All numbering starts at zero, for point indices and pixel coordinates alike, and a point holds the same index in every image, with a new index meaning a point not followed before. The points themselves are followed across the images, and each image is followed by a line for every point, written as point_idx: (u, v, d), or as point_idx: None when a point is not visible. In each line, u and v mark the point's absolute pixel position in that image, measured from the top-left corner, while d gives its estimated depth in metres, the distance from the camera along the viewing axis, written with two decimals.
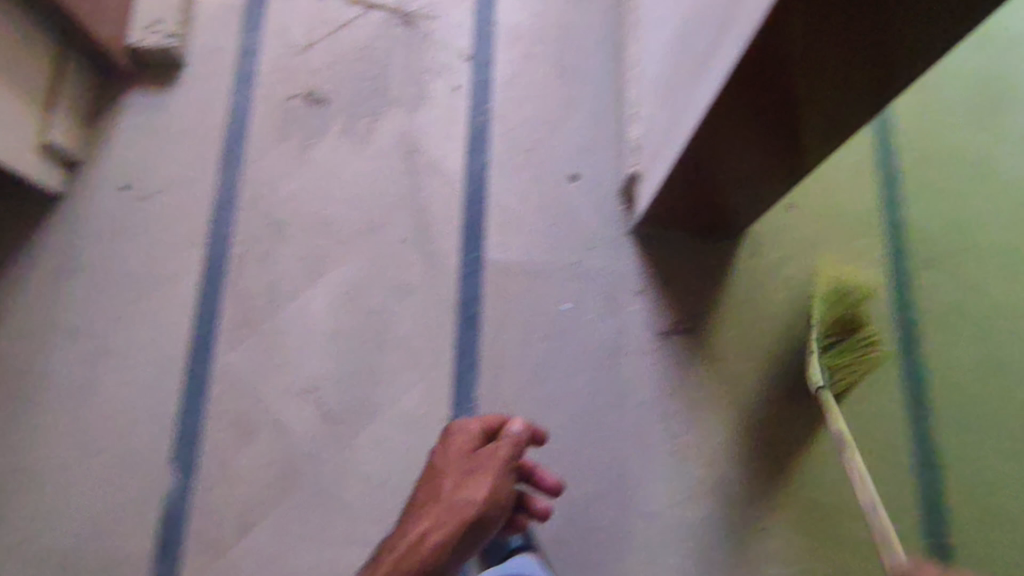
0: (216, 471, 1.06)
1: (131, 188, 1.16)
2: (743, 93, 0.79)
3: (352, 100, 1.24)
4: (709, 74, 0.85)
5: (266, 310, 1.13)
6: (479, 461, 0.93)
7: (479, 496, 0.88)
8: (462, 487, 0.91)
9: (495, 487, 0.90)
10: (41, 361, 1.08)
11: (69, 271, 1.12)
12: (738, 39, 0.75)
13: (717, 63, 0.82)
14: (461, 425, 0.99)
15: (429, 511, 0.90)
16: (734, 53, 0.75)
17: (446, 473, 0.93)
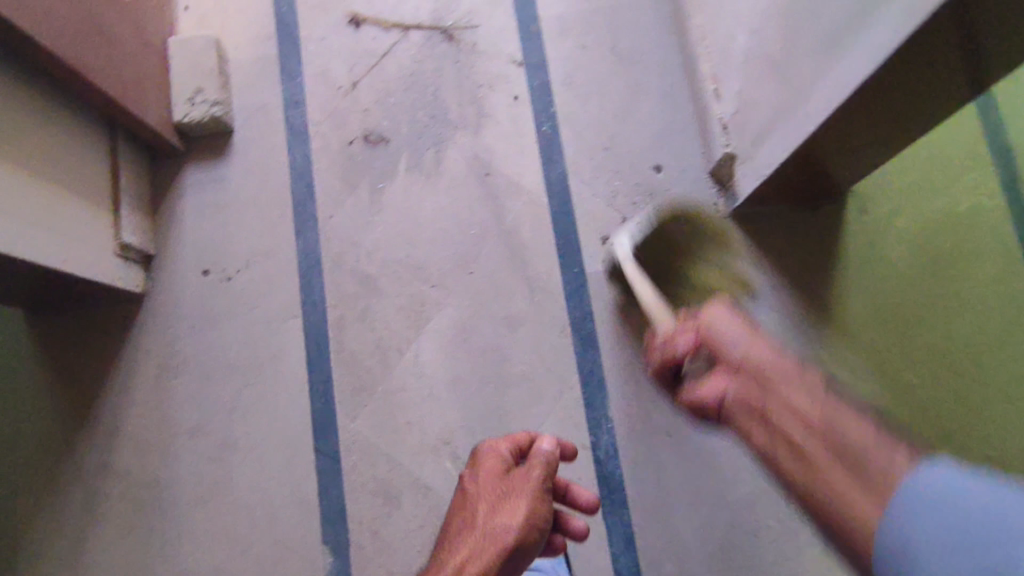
0: (370, 543, 1.04)
1: (212, 272, 1.12)
2: (872, 98, 0.74)
3: (412, 131, 1.18)
4: (848, 49, 0.73)
5: (379, 370, 1.09)
6: (512, 485, 0.84)
7: (518, 526, 0.79)
8: (501, 515, 0.80)
9: (535, 513, 0.81)
10: (170, 467, 1.06)
11: (172, 370, 1.09)
12: (869, 44, 0.69)
13: (867, 35, 0.69)
14: (486, 447, 0.90)
15: (464, 541, 0.80)
16: (904, 20, 0.63)
17: (478, 500, 0.84)
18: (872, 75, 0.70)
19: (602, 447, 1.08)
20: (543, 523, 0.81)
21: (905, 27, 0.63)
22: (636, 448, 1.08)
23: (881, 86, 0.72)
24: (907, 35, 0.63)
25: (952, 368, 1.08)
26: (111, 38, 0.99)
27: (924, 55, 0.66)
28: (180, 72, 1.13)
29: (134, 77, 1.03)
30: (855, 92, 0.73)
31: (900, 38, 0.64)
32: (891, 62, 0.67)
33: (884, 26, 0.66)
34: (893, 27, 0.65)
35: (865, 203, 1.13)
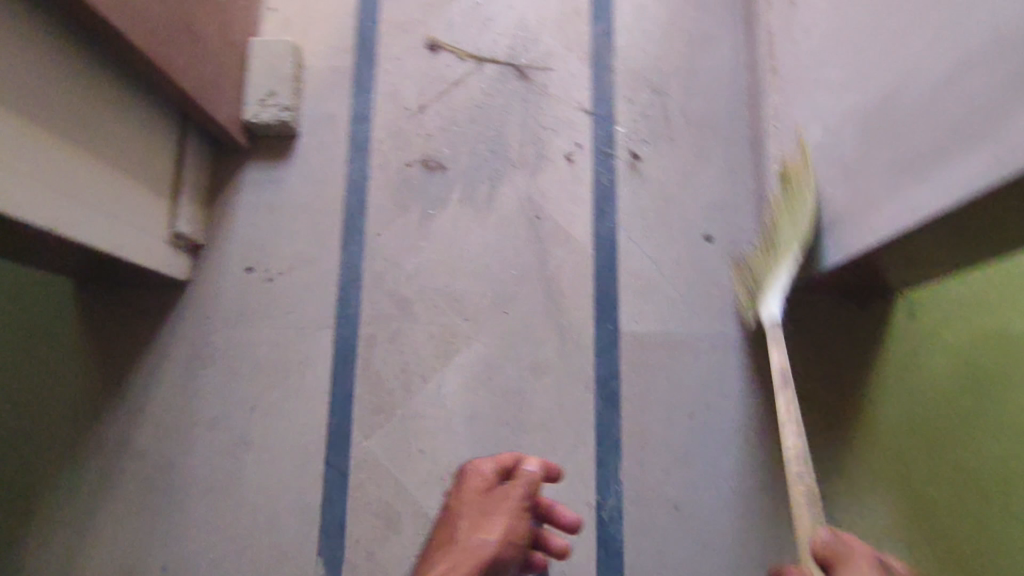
0: (364, 564, 1.05)
1: (255, 270, 1.15)
2: (946, 228, 0.72)
3: (470, 163, 1.19)
4: (926, 177, 0.71)
5: (400, 393, 1.10)
6: (491, 502, 0.88)
7: (496, 538, 0.82)
8: (481, 530, 0.84)
9: (515, 529, 0.84)
10: (184, 454, 1.08)
11: (202, 360, 1.11)
12: (954, 176, 0.67)
13: (952, 168, 0.67)
14: (473, 467, 0.94)
15: (445, 554, 0.83)
16: (996, 165, 0.61)
17: (460, 516, 0.87)
18: (949, 210, 0.68)
19: (606, 508, 1.07)
20: (521, 536, 0.85)
21: (991, 175, 0.62)
22: (642, 516, 1.06)
23: (957, 221, 0.70)
24: (995, 183, 0.61)
25: (978, 494, 1.00)
26: (196, 38, 1.02)
27: (1008, 205, 0.64)
28: (258, 74, 1.16)
29: (213, 77, 1.06)
30: (929, 222, 0.71)
31: (989, 182, 0.62)
32: (971, 203, 0.65)
33: (967, 168, 0.65)
34: (977, 171, 0.63)
35: (915, 308, 1.09)
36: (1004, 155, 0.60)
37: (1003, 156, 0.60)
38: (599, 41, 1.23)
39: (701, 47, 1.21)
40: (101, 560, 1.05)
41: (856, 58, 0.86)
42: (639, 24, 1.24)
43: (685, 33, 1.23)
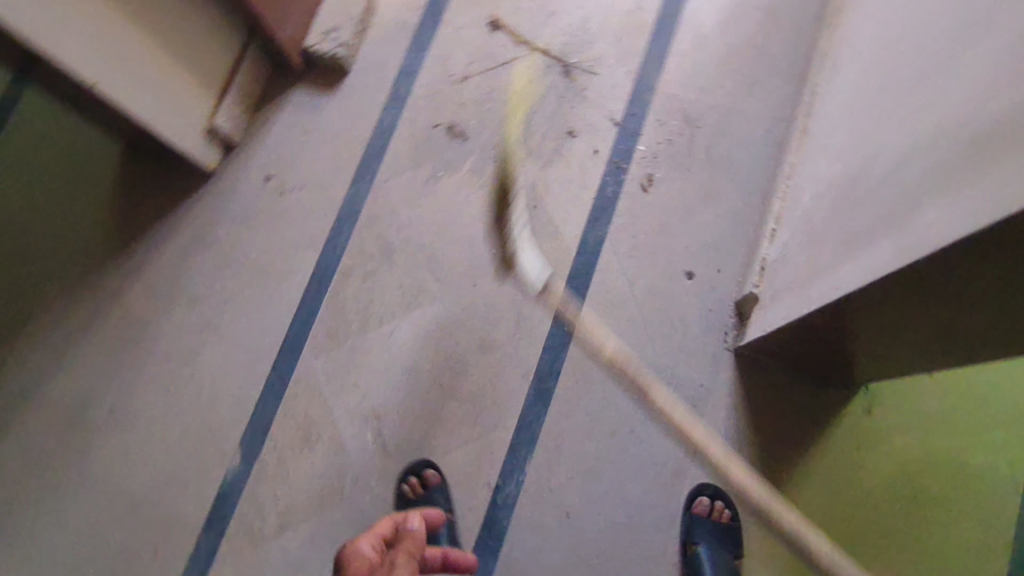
0: (273, 467, 1.13)
1: (272, 180, 1.25)
2: (867, 307, 0.71)
3: (490, 140, 1.24)
4: (853, 257, 0.71)
5: (356, 327, 1.17)
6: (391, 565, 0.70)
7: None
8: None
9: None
10: (160, 320, 1.20)
11: (202, 244, 1.23)
12: (875, 256, 0.66)
13: (875, 249, 0.67)
14: (349, 550, 0.74)
15: None
16: (905, 252, 0.60)
17: None
18: (859, 291, 0.68)
19: (503, 495, 1.10)
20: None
21: (892, 263, 0.62)
22: (534, 513, 1.09)
23: (871, 304, 0.69)
24: (897, 267, 0.60)
25: None
26: None
27: (917, 297, 0.64)
28: (329, 12, 1.28)
29: None
30: (847, 294, 0.70)
31: (895, 265, 0.61)
32: (877, 286, 0.65)
33: (878, 251, 0.65)
34: (885, 257, 0.64)
35: (873, 405, 1.09)
36: (907, 246, 0.61)
37: (910, 246, 0.60)
38: (649, 60, 1.25)
39: (745, 94, 1.22)
40: (59, 387, 1.17)
41: (856, 130, 0.84)
42: (694, 54, 1.24)
43: (736, 74, 1.23)
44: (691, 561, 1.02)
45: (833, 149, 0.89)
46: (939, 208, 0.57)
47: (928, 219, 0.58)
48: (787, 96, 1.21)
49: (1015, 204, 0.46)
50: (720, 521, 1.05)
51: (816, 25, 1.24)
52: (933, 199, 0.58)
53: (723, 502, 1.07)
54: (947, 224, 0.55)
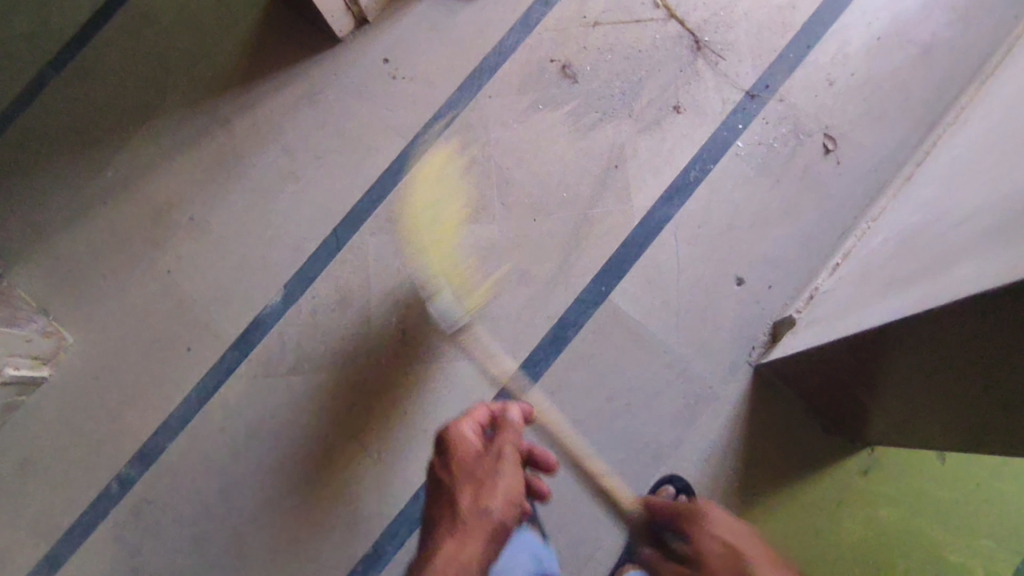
0: (306, 316, 1.23)
1: (389, 64, 1.30)
2: (894, 348, 0.72)
3: (598, 91, 1.25)
4: (890, 295, 0.74)
5: (416, 220, 1.25)
6: (498, 480, 0.88)
7: (498, 507, 0.86)
8: (482, 499, 0.86)
9: (514, 490, 0.89)
10: (254, 156, 1.30)
11: (311, 100, 1.31)
12: (918, 294, 0.67)
13: (919, 288, 0.67)
14: (501, 487, 0.88)
15: (441, 522, 0.85)
16: (943, 293, 0.61)
17: (481, 490, 0.87)
18: (883, 325, 0.71)
19: None
20: (519, 500, 0.89)
21: (913, 307, 0.65)
22: None
23: (893, 344, 0.72)
24: (932, 306, 0.61)
25: None
26: None
27: (925, 358, 0.68)
28: None
29: None
30: (882, 327, 0.70)
31: (931, 303, 0.62)
32: (902, 325, 0.67)
33: (919, 291, 0.66)
34: (921, 296, 0.65)
35: (875, 467, 1.07)
36: (933, 294, 0.63)
37: (947, 289, 0.61)
38: (782, 62, 1.21)
39: (865, 126, 1.17)
40: (153, 182, 1.30)
41: (951, 185, 0.80)
42: (829, 70, 1.20)
43: (864, 103, 1.18)
44: (637, 536, 1.06)
45: (923, 198, 0.87)
46: (987, 255, 0.57)
47: (959, 273, 0.61)
48: (908, 140, 1.16)
49: None
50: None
51: (969, 78, 1.16)
52: (978, 254, 0.59)
53: (687, 499, 1.08)
54: (977, 278, 0.56)
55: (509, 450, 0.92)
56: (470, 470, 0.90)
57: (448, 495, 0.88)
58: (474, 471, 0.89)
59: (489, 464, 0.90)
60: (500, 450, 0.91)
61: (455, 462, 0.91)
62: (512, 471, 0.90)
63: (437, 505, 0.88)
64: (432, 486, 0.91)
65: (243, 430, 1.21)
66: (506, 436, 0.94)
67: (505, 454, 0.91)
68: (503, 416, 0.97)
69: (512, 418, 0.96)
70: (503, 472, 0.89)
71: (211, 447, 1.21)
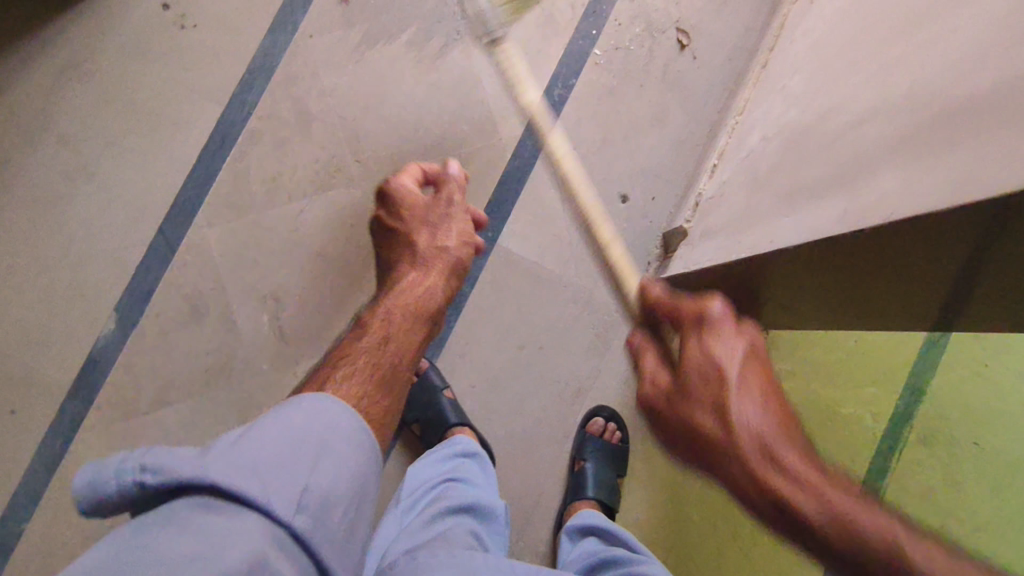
0: (154, 338, 1.03)
1: (171, 11, 1.06)
2: (800, 271, 0.69)
3: (435, 12, 1.10)
4: (793, 208, 0.71)
5: (260, 199, 1.06)
6: (448, 222, 0.87)
7: (453, 246, 0.85)
8: (438, 237, 0.85)
9: (466, 233, 0.88)
10: (24, 156, 1.03)
11: (79, 72, 1.04)
12: (830, 210, 0.63)
13: (827, 203, 0.64)
14: (457, 227, 0.87)
15: (402, 262, 0.84)
16: (860, 212, 0.58)
17: (437, 231, 0.86)
18: (793, 248, 0.68)
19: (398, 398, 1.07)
20: (473, 241, 0.89)
21: (827, 230, 0.62)
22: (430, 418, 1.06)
23: (796, 266, 0.69)
24: (849, 232, 0.58)
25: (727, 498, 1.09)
26: None
27: (837, 278, 0.65)
28: None
29: None
30: (791, 250, 0.67)
31: (850, 226, 0.59)
32: (812, 249, 0.64)
33: (828, 210, 0.63)
34: (833, 216, 0.62)
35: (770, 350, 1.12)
36: (852, 210, 0.60)
37: (864, 206, 0.58)
38: None
39: (713, 14, 1.14)
40: None
41: (819, 75, 0.79)
42: None
43: None
44: (577, 475, 1.05)
45: (792, 90, 0.86)
46: (901, 168, 0.54)
47: (881, 186, 0.56)
48: (755, 23, 1.15)
49: (971, 189, 0.45)
50: (610, 442, 1.07)
51: None
52: (891, 164, 0.56)
53: (616, 425, 1.09)
54: (899, 196, 0.53)
55: (457, 198, 0.91)
56: (421, 214, 0.88)
57: (401, 237, 0.87)
58: (424, 217, 0.87)
59: (440, 210, 0.89)
60: (450, 193, 0.90)
61: (404, 210, 0.88)
62: (462, 217, 0.89)
63: (392, 247, 0.87)
64: (385, 235, 0.89)
65: None
66: (450, 184, 0.91)
67: (454, 204, 0.89)
68: (445, 170, 0.94)
69: (453, 171, 0.93)
70: (454, 217, 0.88)
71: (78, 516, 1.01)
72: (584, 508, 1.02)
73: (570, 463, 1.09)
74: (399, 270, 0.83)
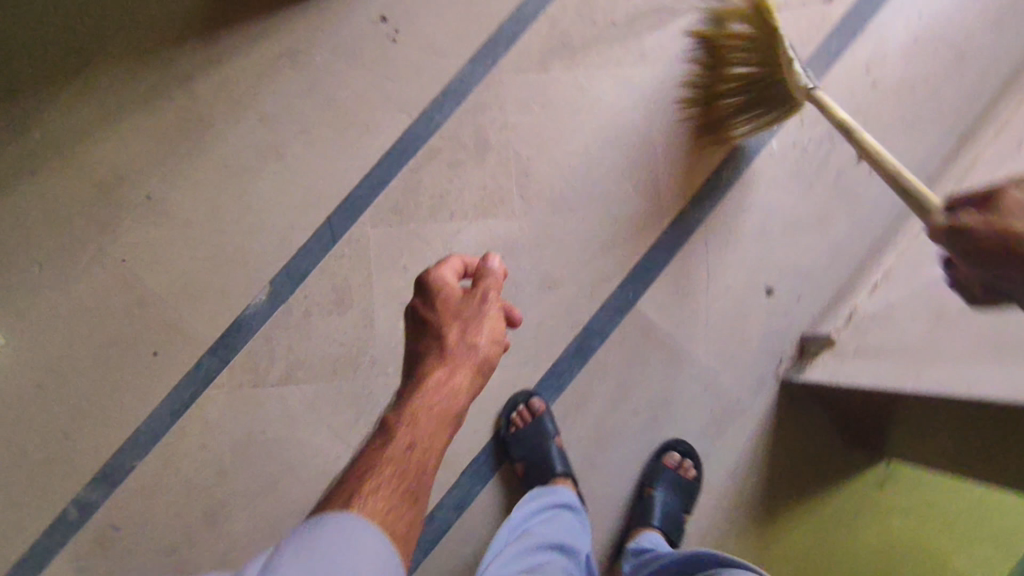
0: (297, 317, 1.09)
1: (386, 23, 1.13)
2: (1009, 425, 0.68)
3: (626, 74, 1.14)
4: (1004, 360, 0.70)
5: (424, 212, 1.11)
6: (481, 314, 0.74)
7: (484, 344, 0.72)
8: (468, 334, 0.72)
9: (499, 330, 0.74)
10: (226, 124, 1.11)
11: (292, 60, 1.12)
12: None
13: None
14: (488, 322, 0.74)
15: (425, 366, 0.71)
16: None
17: (468, 331, 0.72)
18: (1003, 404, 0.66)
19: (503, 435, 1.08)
20: (504, 342, 0.75)
21: None
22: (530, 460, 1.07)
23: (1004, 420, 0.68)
24: None
25: None
26: None
27: None
28: None
29: None
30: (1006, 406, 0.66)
31: None
32: None
33: None
34: None
35: (887, 482, 1.09)
36: None
37: None
38: (820, 57, 1.15)
39: (897, 133, 1.14)
40: (103, 153, 1.10)
41: None
42: (870, 69, 1.15)
43: (899, 109, 1.15)
44: (646, 501, 1.05)
45: None
46: None
47: None
48: (939, 151, 1.14)
49: None
50: (683, 477, 1.05)
51: (1000, 90, 1.14)
52: None
53: (691, 460, 1.07)
54: None
55: (493, 292, 0.76)
56: (454, 307, 0.74)
57: (428, 330, 0.73)
58: (457, 310, 0.74)
59: (472, 303, 0.74)
60: (491, 277, 0.76)
61: (436, 299, 0.75)
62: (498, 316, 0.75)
63: (417, 340, 0.73)
64: (412, 323, 0.76)
65: (229, 447, 1.07)
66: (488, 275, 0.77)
67: (490, 297, 0.75)
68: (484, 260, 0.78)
69: (493, 262, 0.77)
70: (490, 309, 0.74)
71: (189, 467, 1.06)
72: (645, 532, 1.03)
73: (637, 488, 1.08)
74: (424, 366, 0.71)
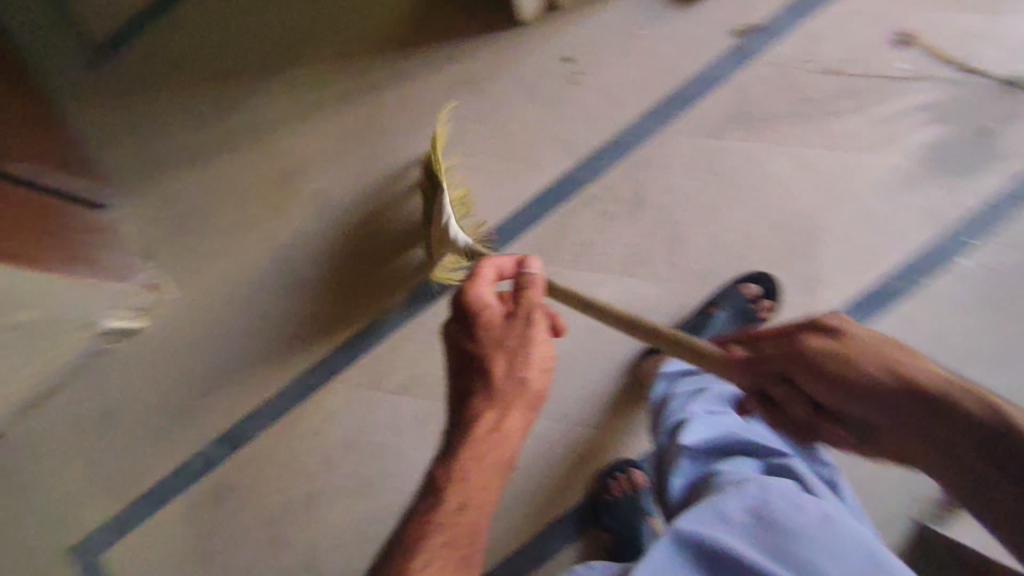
0: (426, 333, 1.13)
1: (570, 64, 1.14)
2: None
3: (807, 156, 1.08)
4: None
5: (567, 257, 1.11)
6: (526, 343, 0.77)
7: (533, 378, 0.76)
8: (516, 368, 0.75)
9: (548, 355, 0.78)
10: (400, 137, 1.17)
11: (473, 87, 1.16)
12: None
13: None
14: (535, 349, 0.77)
15: (475, 406, 0.75)
16: None
17: (517, 365, 0.75)
18: None
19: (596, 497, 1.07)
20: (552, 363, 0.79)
21: None
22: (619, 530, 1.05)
23: None
24: None
25: None
26: None
27: None
28: None
29: None
30: None
31: None
32: None
33: None
34: None
35: None
36: None
37: None
38: None
39: None
40: (289, 144, 1.20)
41: None
42: None
43: None
44: (704, 317, 1.04)
45: None
46: None
47: None
48: None
49: None
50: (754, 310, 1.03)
51: None
52: None
53: (770, 297, 1.04)
54: None
55: (537, 314, 0.79)
56: (499, 337, 0.77)
57: (475, 367, 0.76)
58: (502, 341, 0.77)
59: (518, 330, 0.78)
60: (535, 295, 0.81)
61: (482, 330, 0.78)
62: (542, 338, 0.78)
63: (465, 374, 0.77)
64: (454, 352, 0.79)
65: (340, 441, 1.13)
66: (529, 292, 0.81)
67: (534, 324, 0.78)
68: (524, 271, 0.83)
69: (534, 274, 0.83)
70: (535, 337, 0.77)
71: (302, 449, 1.14)
72: None
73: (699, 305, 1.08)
74: (472, 411, 0.74)
